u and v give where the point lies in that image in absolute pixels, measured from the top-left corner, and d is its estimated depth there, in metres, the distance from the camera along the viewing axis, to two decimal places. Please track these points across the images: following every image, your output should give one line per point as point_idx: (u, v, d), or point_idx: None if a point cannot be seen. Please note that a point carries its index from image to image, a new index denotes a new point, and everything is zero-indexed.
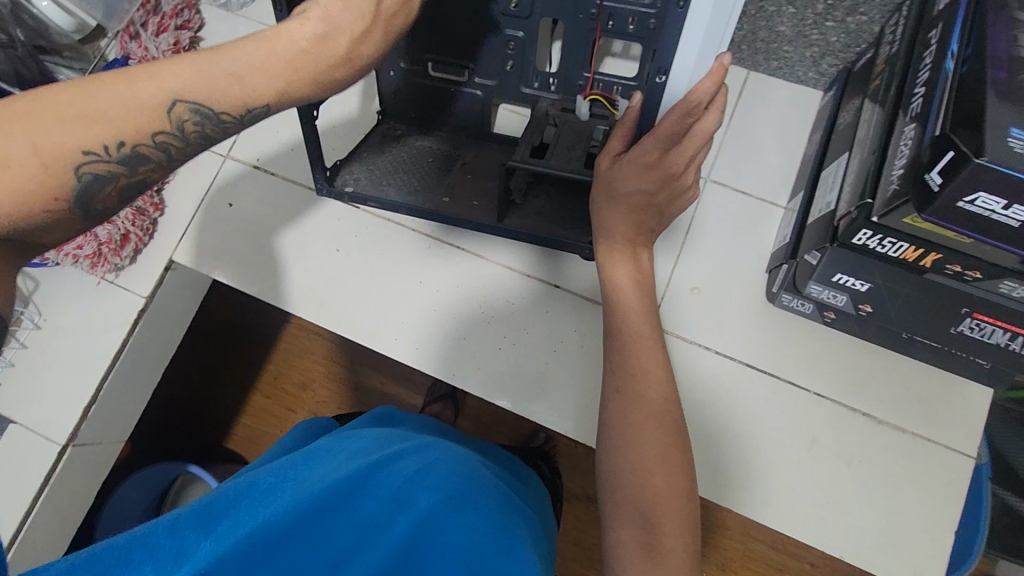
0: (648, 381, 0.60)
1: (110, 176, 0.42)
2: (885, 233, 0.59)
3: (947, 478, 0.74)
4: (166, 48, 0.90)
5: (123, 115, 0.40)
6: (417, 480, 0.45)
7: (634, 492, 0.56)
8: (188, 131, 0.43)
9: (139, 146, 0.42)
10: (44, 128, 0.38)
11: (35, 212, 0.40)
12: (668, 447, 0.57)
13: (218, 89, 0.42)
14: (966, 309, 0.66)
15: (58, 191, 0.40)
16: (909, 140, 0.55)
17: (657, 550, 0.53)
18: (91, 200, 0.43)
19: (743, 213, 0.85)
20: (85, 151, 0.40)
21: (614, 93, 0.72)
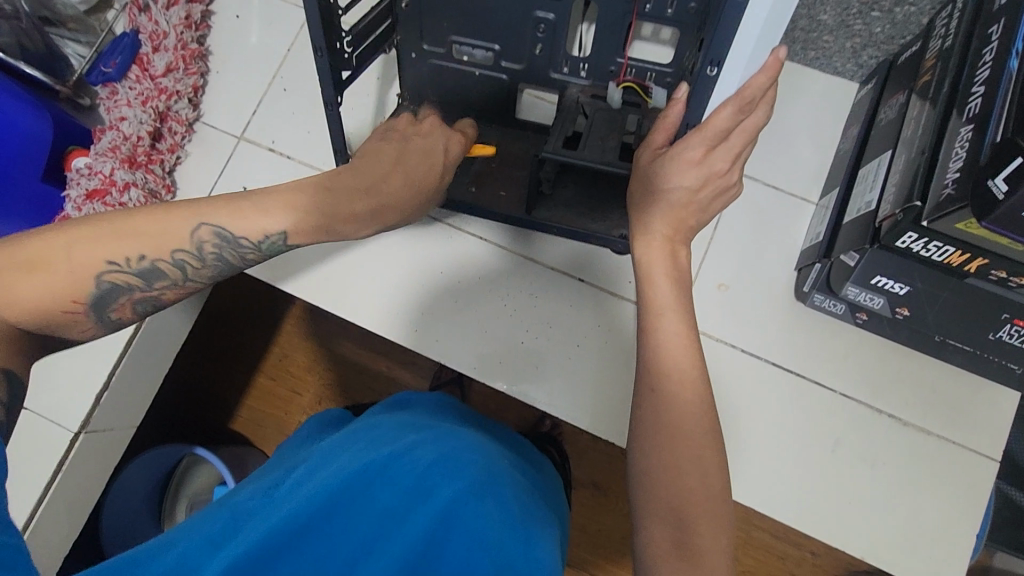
0: (681, 379, 0.54)
1: (127, 287, 0.52)
2: (932, 237, 0.57)
3: (971, 481, 0.74)
4: (178, 22, 0.85)
5: (154, 235, 0.52)
6: (435, 467, 0.42)
7: (667, 493, 0.50)
8: (206, 251, 0.54)
9: (157, 262, 0.53)
10: (91, 245, 0.50)
11: (77, 326, 0.52)
12: (704, 450, 0.51)
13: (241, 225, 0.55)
14: (1007, 315, 0.66)
15: (79, 294, 0.50)
16: (965, 142, 0.53)
17: (693, 556, 0.47)
18: (110, 308, 0.53)
19: (773, 208, 0.83)
20: (111, 262, 0.51)
21: (648, 80, 0.70)
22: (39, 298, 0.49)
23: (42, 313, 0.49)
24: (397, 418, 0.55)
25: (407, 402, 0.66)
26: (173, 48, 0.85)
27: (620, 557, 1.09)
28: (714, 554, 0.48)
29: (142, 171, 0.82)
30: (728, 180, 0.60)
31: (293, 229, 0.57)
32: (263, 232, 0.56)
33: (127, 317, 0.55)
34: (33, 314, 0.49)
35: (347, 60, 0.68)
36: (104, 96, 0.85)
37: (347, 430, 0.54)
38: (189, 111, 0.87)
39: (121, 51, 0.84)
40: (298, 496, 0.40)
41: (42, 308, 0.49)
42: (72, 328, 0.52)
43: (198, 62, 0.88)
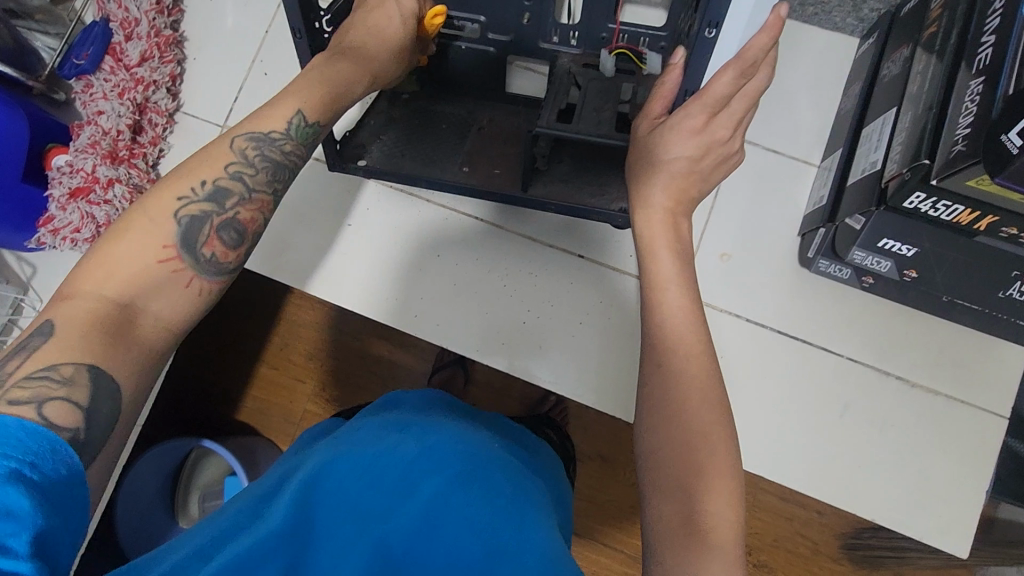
0: (687, 354, 0.53)
1: (205, 216, 0.47)
2: (941, 196, 0.55)
3: (980, 439, 0.74)
4: (149, 8, 0.82)
5: (203, 162, 0.49)
6: (422, 455, 0.45)
7: (676, 468, 0.48)
8: (252, 157, 0.50)
9: (218, 180, 0.48)
10: (148, 198, 0.47)
11: (181, 280, 0.46)
12: (713, 423, 0.50)
13: (268, 120, 0.52)
14: (1017, 272, 0.64)
15: (164, 234, 0.45)
16: (976, 96, 0.51)
17: (702, 534, 0.45)
18: (199, 244, 0.47)
19: (774, 171, 0.81)
20: (180, 197, 0.47)
21: (642, 45, 0.68)
22: (125, 259, 0.44)
23: (138, 268, 0.44)
24: (386, 413, 0.57)
25: (398, 400, 0.66)
26: (146, 36, 0.82)
27: (629, 526, 1.10)
28: (727, 528, 0.46)
29: (125, 165, 0.79)
30: (729, 148, 0.57)
31: (307, 106, 0.53)
32: (284, 118, 0.52)
33: (221, 254, 0.48)
34: (118, 283, 0.43)
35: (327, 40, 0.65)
36: (80, 90, 0.81)
37: (347, 425, 0.56)
38: (168, 100, 0.84)
39: (92, 42, 0.81)
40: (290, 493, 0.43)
41: (136, 267, 0.44)
42: (171, 291, 0.45)
43: (173, 49, 0.85)
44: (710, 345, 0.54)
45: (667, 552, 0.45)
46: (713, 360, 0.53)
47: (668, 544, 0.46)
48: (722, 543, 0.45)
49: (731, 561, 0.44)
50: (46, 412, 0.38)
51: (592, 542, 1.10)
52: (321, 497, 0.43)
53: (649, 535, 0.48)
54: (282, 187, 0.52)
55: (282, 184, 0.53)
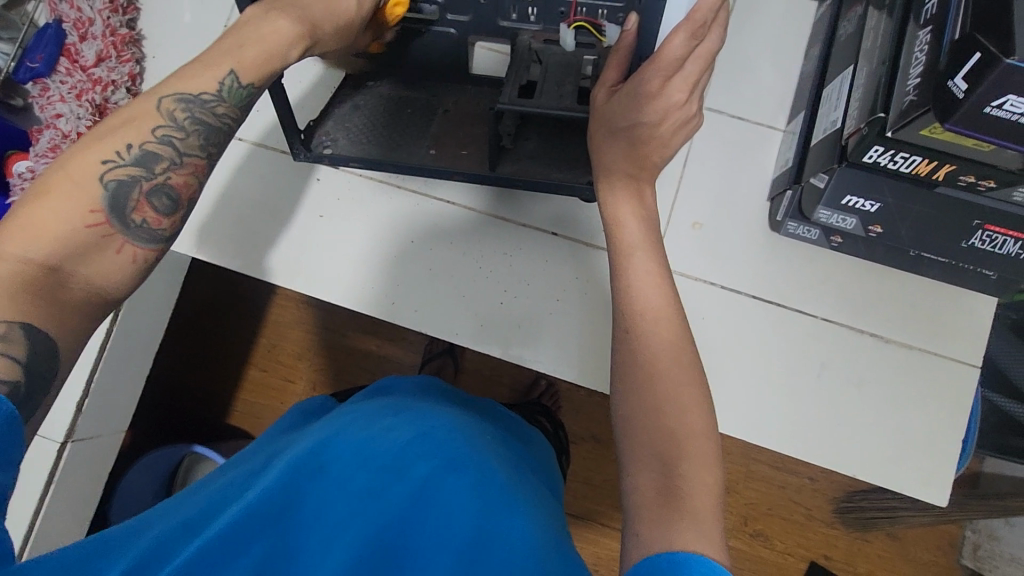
0: (657, 318, 0.53)
1: (133, 180, 0.47)
2: (898, 147, 0.56)
3: (954, 390, 0.75)
4: (103, 7, 0.81)
5: (127, 124, 0.47)
6: (410, 444, 0.45)
7: (648, 434, 0.48)
8: (181, 118, 0.48)
9: (144, 145, 0.47)
10: (73, 157, 0.46)
11: (111, 246, 0.46)
12: (684, 386, 0.50)
13: (194, 78, 0.49)
14: (978, 221, 0.64)
15: (91, 198, 0.45)
16: (924, 45, 0.51)
17: (678, 500, 0.44)
18: (128, 209, 0.47)
19: (741, 139, 0.81)
20: (105, 161, 0.46)
21: (600, 18, 0.65)
22: (49, 223, 0.43)
23: (65, 232, 0.44)
24: (372, 401, 0.56)
25: (388, 388, 0.65)
26: (101, 35, 0.80)
27: None
28: (702, 492, 0.45)
29: None
30: (685, 114, 0.58)
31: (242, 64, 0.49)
32: (214, 77, 0.49)
33: (153, 220, 0.48)
34: (45, 247, 0.43)
35: None
36: (37, 94, 0.81)
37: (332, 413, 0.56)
38: (130, 101, 0.82)
39: (46, 45, 0.80)
40: (270, 477, 0.43)
41: (62, 230, 0.44)
42: (102, 258, 0.46)
43: (131, 47, 0.83)
44: (679, 309, 0.54)
45: (644, 524, 0.44)
46: (683, 324, 0.54)
47: (644, 514, 0.45)
48: (698, 509, 0.44)
49: (708, 527, 0.43)
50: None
51: (590, 522, 1.11)
52: (308, 483, 0.43)
53: (627, 507, 0.47)
54: (216, 150, 0.51)
55: (218, 149, 0.51)
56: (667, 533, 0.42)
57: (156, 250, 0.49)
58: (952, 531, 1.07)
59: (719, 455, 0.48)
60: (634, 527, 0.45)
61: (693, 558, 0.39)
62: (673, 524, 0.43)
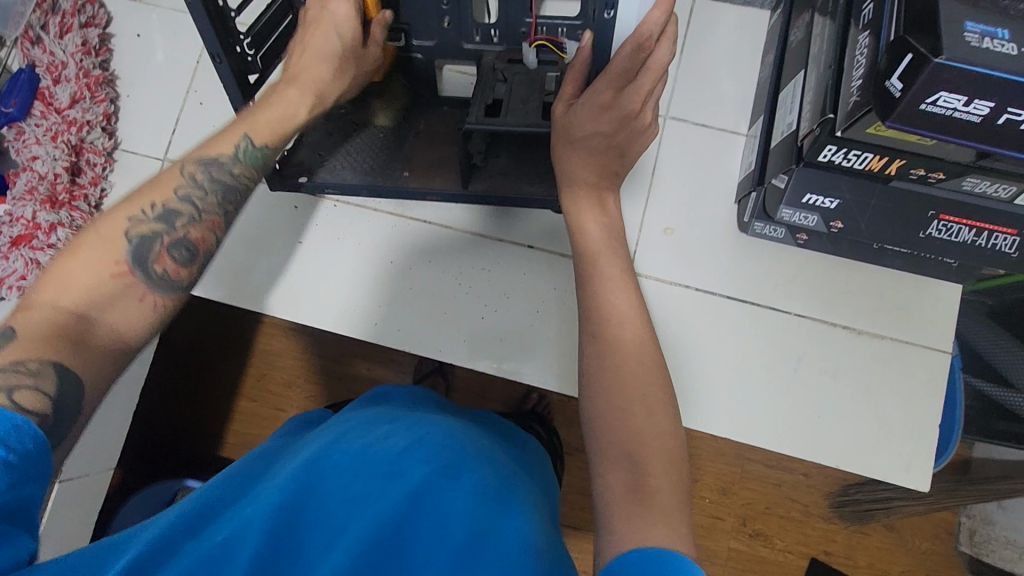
0: (627, 320, 0.53)
1: (153, 235, 0.51)
2: (850, 146, 0.59)
3: (926, 375, 0.77)
4: (74, 50, 0.82)
5: (149, 190, 0.53)
6: (405, 449, 0.47)
7: (612, 433, 0.48)
8: (199, 179, 0.55)
9: (167, 204, 0.53)
10: (102, 218, 0.51)
11: (134, 295, 0.49)
12: (655, 387, 0.49)
13: (215, 146, 0.57)
14: (933, 212, 0.66)
15: (117, 253, 0.49)
16: (864, 49, 0.54)
17: (647, 499, 0.43)
18: (150, 261, 0.50)
19: (707, 145, 0.84)
20: (130, 218, 0.51)
21: (560, 35, 0.69)
22: (77, 278, 0.48)
23: (88, 285, 0.48)
24: (367, 411, 0.58)
25: (386, 396, 0.66)
26: (75, 78, 0.82)
27: None
28: (672, 488, 0.45)
29: (66, 209, 0.79)
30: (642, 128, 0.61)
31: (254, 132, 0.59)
32: (230, 142, 0.58)
33: (172, 270, 0.51)
34: (73, 297, 0.47)
35: (250, 63, 0.66)
36: (12, 138, 0.81)
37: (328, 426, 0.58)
38: (105, 140, 0.83)
39: (19, 90, 0.81)
40: (280, 485, 0.45)
41: (90, 282, 0.48)
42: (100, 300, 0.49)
43: (104, 88, 0.84)
44: (644, 308, 0.54)
45: (618, 521, 0.43)
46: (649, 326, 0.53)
47: (616, 513, 0.43)
48: (669, 508, 0.43)
49: (680, 524, 0.42)
50: (17, 400, 0.40)
51: (589, 532, 1.11)
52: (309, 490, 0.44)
53: (597, 505, 0.46)
54: (232, 208, 0.57)
55: (235, 203, 0.57)
56: (640, 531, 0.41)
57: (175, 299, 0.52)
58: (947, 518, 1.08)
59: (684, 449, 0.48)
60: (605, 526, 0.43)
61: (661, 553, 0.39)
62: (643, 524, 0.42)
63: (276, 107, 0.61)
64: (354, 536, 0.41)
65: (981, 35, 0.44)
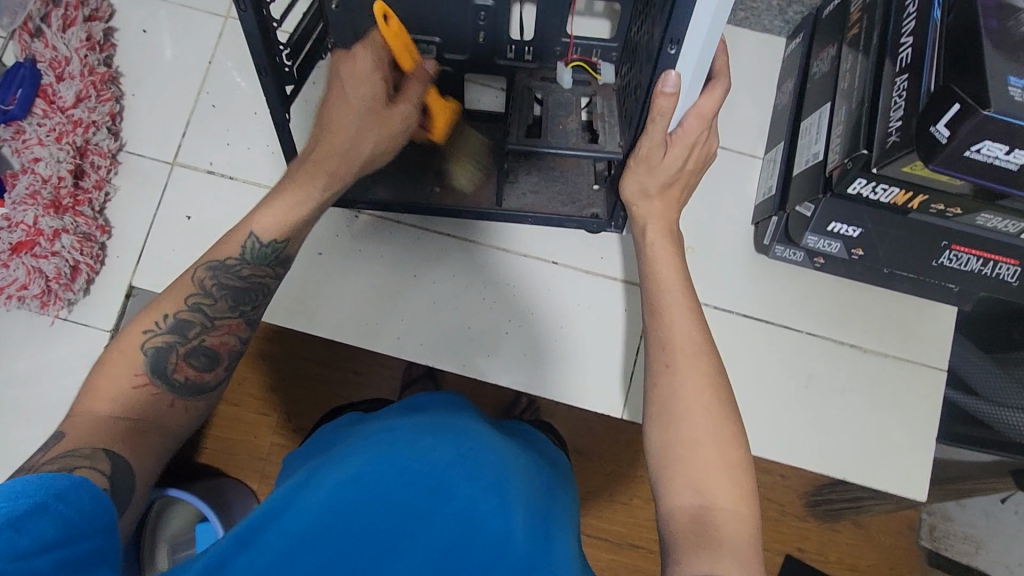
0: (697, 352, 0.55)
1: (169, 345, 0.54)
2: (880, 180, 0.62)
3: (925, 392, 0.82)
4: (79, 45, 0.78)
5: (167, 298, 0.56)
6: (449, 467, 0.47)
7: (683, 464, 0.50)
8: (211, 286, 0.57)
9: (179, 313, 0.55)
10: (125, 330, 0.54)
11: (162, 402, 0.53)
12: (724, 421, 0.51)
13: (224, 248, 0.58)
14: (945, 242, 0.70)
15: (136, 365, 0.52)
16: (902, 91, 0.57)
17: (714, 532, 0.45)
18: (171, 370, 0.53)
19: (726, 166, 0.86)
20: (146, 330, 0.54)
21: (594, 56, 0.71)
22: (108, 392, 0.51)
23: (114, 397, 0.51)
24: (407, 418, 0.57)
25: (419, 405, 0.65)
26: (80, 75, 0.78)
27: (609, 514, 1.10)
28: (737, 523, 0.46)
29: (71, 215, 0.75)
30: (683, 149, 0.61)
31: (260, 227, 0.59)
32: (238, 242, 0.58)
33: (194, 376, 0.55)
34: (110, 407, 0.50)
35: (289, 74, 0.64)
36: (9, 137, 0.77)
37: (366, 430, 0.56)
38: (111, 141, 0.79)
39: (20, 85, 0.77)
40: (323, 500, 0.44)
41: (116, 394, 0.51)
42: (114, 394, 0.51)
43: (110, 86, 0.80)
44: (710, 345, 0.56)
45: (685, 550, 0.44)
46: (718, 360, 0.55)
47: (682, 542, 0.45)
48: (735, 542, 0.45)
49: (746, 557, 0.44)
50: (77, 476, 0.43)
51: None
52: (353, 509, 0.44)
53: (664, 531, 0.48)
54: (247, 308, 0.59)
55: (249, 305, 0.59)
56: (709, 564, 0.43)
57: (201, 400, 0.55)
58: (911, 516, 1.12)
59: (752, 482, 0.49)
60: (673, 557, 0.45)
61: None
62: (711, 555, 0.43)
63: (293, 184, 0.60)
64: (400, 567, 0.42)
65: None
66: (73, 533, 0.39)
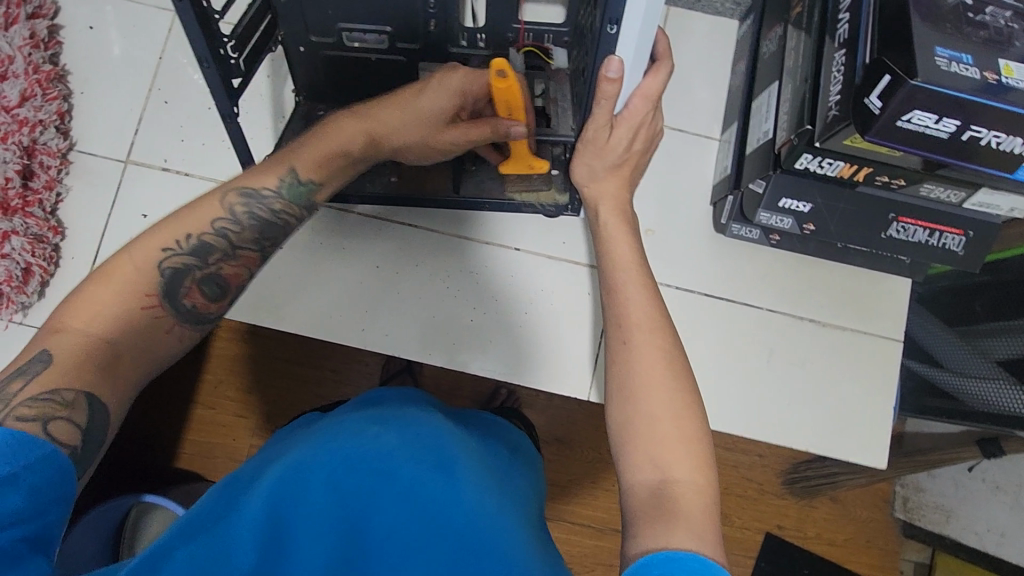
0: (650, 330, 0.55)
1: (184, 269, 0.51)
2: (825, 154, 0.63)
3: (882, 363, 0.84)
4: (22, 43, 0.78)
5: (191, 217, 0.52)
6: (399, 453, 0.47)
7: (636, 439, 0.50)
8: (240, 213, 0.53)
9: (203, 235, 0.52)
10: (155, 236, 0.50)
11: (163, 327, 0.50)
12: (678, 394, 0.52)
13: (261, 178, 0.56)
14: (893, 214, 0.72)
15: (148, 286, 0.49)
16: (841, 66, 0.58)
17: (668, 504, 0.46)
18: (180, 294, 0.51)
19: (685, 149, 0.87)
20: (164, 249, 0.50)
21: (547, 41, 0.70)
22: (82, 310, 0.47)
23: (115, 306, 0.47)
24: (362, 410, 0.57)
25: (376, 397, 0.66)
26: (24, 73, 0.77)
27: (593, 500, 1.11)
28: (690, 494, 0.47)
29: (20, 216, 0.75)
30: (628, 130, 0.62)
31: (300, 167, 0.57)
32: (276, 176, 0.56)
33: (200, 304, 0.52)
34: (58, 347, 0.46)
35: (234, 66, 0.64)
36: None
37: (318, 424, 0.56)
38: (59, 140, 0.78)
39: None
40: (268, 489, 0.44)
41: (114, 313, 0.47)
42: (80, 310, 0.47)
43: (57, 83, 0.79)
44: (667, 320, 0.56)
45: (641, 525, 0.45)
46: (671, 334, 0.55)
47: (639, 517, 0.46)
48: (688, 513, 0.45)
49: (700, 527, 0.45)
50: (51, 431, 0.43)
51: (559, 522, 1.10)
52: (300, 498, 0.43)
53: (625, 505, 0.48)
54: (269, 244, 0.56)
55: (271, 241, 0.56)
56: (662, 535, 0.43)
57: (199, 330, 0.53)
58: (885, 488, 1.14)
59: (711, 454, 0.50)
60: (631, 531, 0.46)
61: (689, 555, 0.41)
62: (662, 526, 0.44)
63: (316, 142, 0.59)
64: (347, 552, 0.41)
65: (949, 60, 0.49)
66: (35, 507, 0.40)
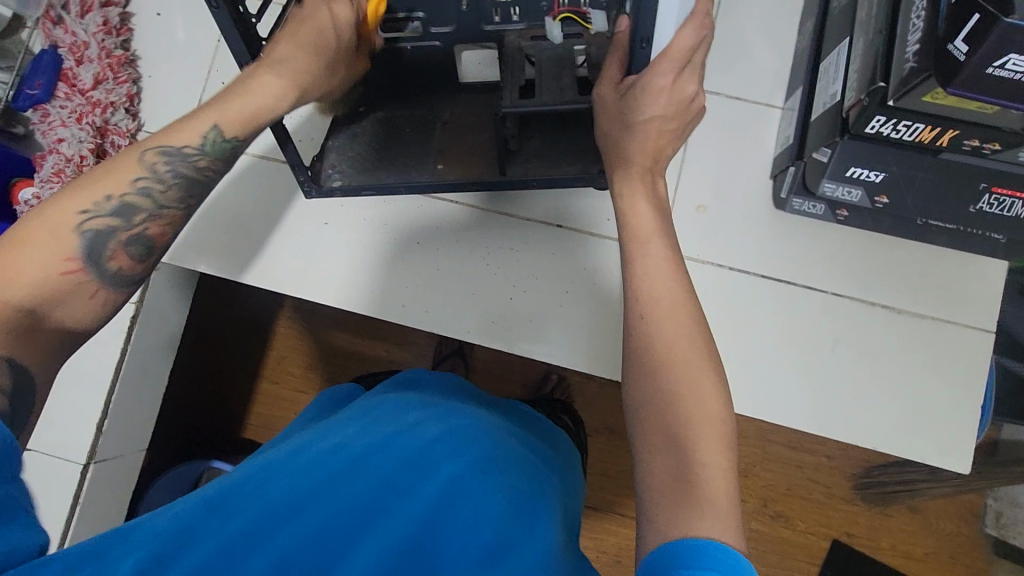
0: (673, 303, 0.51)
1: (109, 230, 0.47)
2: (901, 116, 0.57)
3: (966, 357, 0.75)
4: (96, 30, 0.82)
5: (103, 177, 0.48)
6: (435, 442, 0.44)
7: (659, 416, 0.46)
8: (162, 172, 0.50)
9: (123, 196, 0.48)
10: (53, 203, 0.46)
11: (86, 292, 0.47)
12: (703, 368, 0.48)
13: (179, 134, 0.51)
14: (985, 185, 0.64)
15: (69, 251, 0.45)
16: (921, 12, 0.52)
17: (691, 486, 0.42)
18: (104, 258, 0.47)
19: (744, 120, 0.81)
20: (82, 211, 0.46)
21: (584, 6, 0.67)
22: (25, 269, 0.43)
23: (40, 277, 0.44)
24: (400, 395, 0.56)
25: (415, 381, 0.66)
26: (98, 58, 0.82)
27: None
28: (716, 477, 0.43)
29: None
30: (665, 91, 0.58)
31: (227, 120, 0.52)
32: (197, 132, 0.51)
33: (128, 267, 0.49)
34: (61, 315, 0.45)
35: None
36: (37, 120, 0.82)
37: (353, 408, 0.56)
38: (129, 121, 0.82)
39: (43, 71, 0.81)
40: (303, 468, 0.42)
41: (39, 278, 0.44)
42: (77, 305, 0.46)
43: (127, 68, 0.84)
44: (692, 296, 0.52)
45: (662, 507, 0.42)
46: (699, 310, 0.51)
47: (659, 501, 0.43)
48: (714, 496, 0.42)
49: (724, 513, 0.41)
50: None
51: (610, 513, 1.07)
52: (334, 478, 0.41)
53: (642, 488, 0.45)
54: (194, 202, 0.53)
55: (198, 199, 0.53)
56: (688, 520, 0.41)
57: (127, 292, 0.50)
58: (973, 501, 1.03)
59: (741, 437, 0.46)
60: (649, 513, 0.43)
61: (717, 546, 0.39)
62: (688, 510, 0.41)
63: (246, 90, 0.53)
64: (380, 541, 0.38)
65: None
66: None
